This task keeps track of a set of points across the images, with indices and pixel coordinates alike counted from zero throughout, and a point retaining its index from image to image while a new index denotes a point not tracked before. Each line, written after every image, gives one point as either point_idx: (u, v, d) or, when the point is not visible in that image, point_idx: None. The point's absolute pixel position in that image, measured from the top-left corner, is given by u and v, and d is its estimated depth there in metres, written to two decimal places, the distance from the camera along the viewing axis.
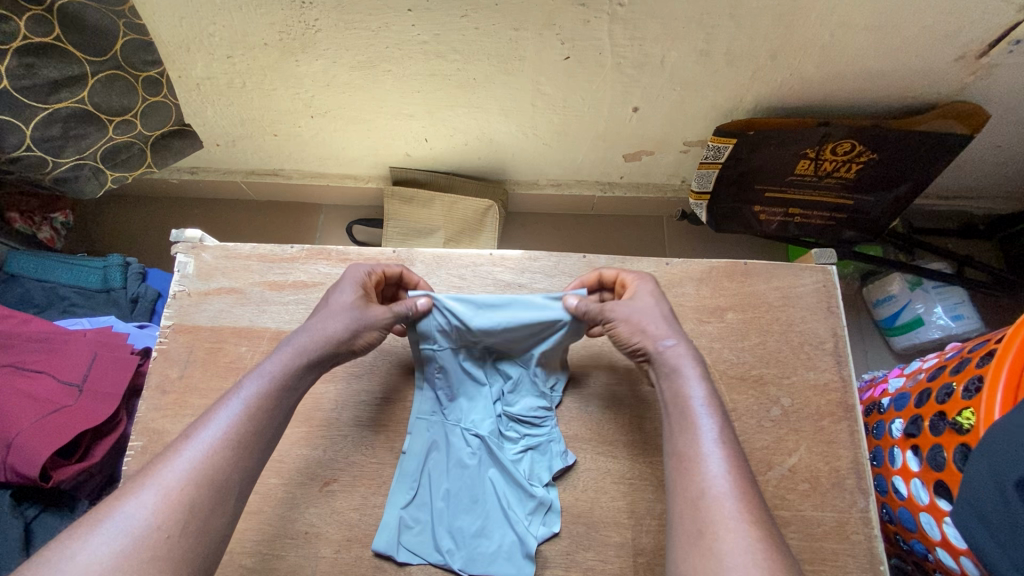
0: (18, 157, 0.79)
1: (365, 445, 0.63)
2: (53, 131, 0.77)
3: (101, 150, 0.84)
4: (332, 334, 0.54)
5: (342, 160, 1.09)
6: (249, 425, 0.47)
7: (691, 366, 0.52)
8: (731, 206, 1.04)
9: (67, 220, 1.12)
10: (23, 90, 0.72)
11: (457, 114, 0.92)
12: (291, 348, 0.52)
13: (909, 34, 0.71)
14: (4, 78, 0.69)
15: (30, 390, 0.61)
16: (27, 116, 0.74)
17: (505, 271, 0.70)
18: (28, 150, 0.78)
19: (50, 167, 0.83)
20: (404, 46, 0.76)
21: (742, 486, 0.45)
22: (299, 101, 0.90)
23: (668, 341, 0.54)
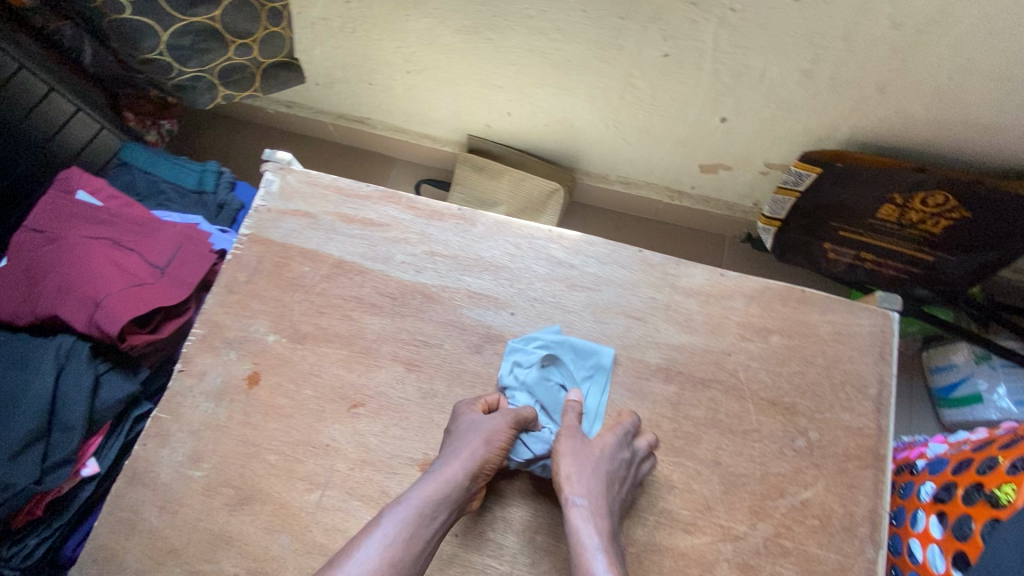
0: (149, 60, 0.85)
1: (396, 379, 0.67)
2: (184, 41, 0.83)
3: (219, 69, 0.89)
4: (473, 453, 0.55)
5: (425, 119, 1.13)
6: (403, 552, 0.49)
7: (593, 536, 0.52)
8: (800, 238, 1.01)
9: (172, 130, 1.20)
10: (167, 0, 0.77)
11: (543, 93, 0.94)
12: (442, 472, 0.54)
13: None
14: None
15: (123, 262, 0.67)
16: (166, 24, 0.80)
17: (559, 250, 0.71)
18: (160, 55, 0.84)
19: (175, 74, 0.87)
20: (510, 18, 0.79)
21: None
22: (400, 55, 0.95)
23: (577, 500, 0.55)
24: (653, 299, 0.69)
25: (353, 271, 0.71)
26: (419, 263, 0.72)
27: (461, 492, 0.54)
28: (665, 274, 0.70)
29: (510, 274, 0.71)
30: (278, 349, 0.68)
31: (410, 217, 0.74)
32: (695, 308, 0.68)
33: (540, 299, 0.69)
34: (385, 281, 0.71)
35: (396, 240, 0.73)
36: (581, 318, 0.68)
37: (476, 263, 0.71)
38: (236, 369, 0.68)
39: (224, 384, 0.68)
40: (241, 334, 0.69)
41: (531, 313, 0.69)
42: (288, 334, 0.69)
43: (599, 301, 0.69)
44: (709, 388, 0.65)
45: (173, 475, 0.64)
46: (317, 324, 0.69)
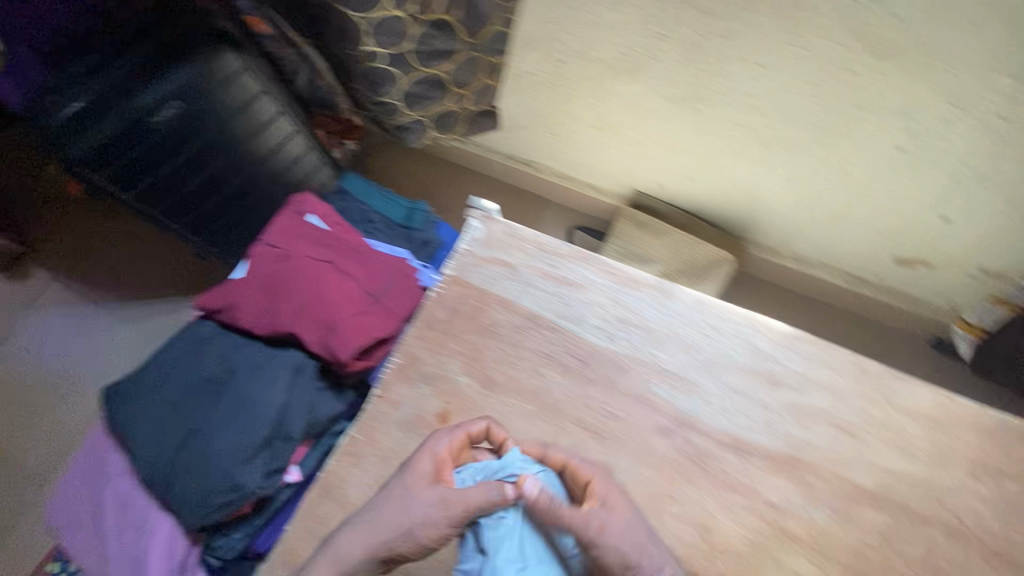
0: (381, 105, 0.89)
1: (580, 446, 0.67)
2: (417, 89, 0.86)
3: (434, 115, 0.93)
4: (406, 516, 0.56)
5: (595, 171, 1.15)
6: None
7: None
8: (1005, 352, 0.92)
9: (352, 148, 1.38)
10: (416, 54, 0.81)
11: (737, 163, 0.93)
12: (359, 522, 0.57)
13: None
14: (407, 40, 0.78)
15: (348, 291, 0.74)
16: (407, 74, 0.83)
17: (763, 341, 0.69)
18: (392, 100, 0.87)
19: (397, 117, 0.91)
20: (729, 95, 0.81)
21: None
22: (594, 112, 0.99)
23: None
24: (868, 413, 0.64)
25: (547, 326, 0.73)
26: (612, 329, 0.71)
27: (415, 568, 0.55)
28: (882, 388, 0.65)
29: (707, 357, 0.69)
30: (468, 392, 0.71)
31: (606, 282, 0.74)
32: (917, 431, 0.63)
33: (738, 390, 0.67)
34: (577, 342, 0.71)
35: (591, 304, 0.73)
36: (784, 419, 0.65)
37: (672, 339, 0.70)
38: (427, 405, 0.71)
39: (416, 417, 0.71)
40: (436, 370, 0.73)
41: (728, 403, 0.66)
42: (480, 379, 0.71)
43: (805, 403, 0.65)
44: (928, 525, 0.60)
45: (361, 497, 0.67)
46: (508, 373, 0.71)
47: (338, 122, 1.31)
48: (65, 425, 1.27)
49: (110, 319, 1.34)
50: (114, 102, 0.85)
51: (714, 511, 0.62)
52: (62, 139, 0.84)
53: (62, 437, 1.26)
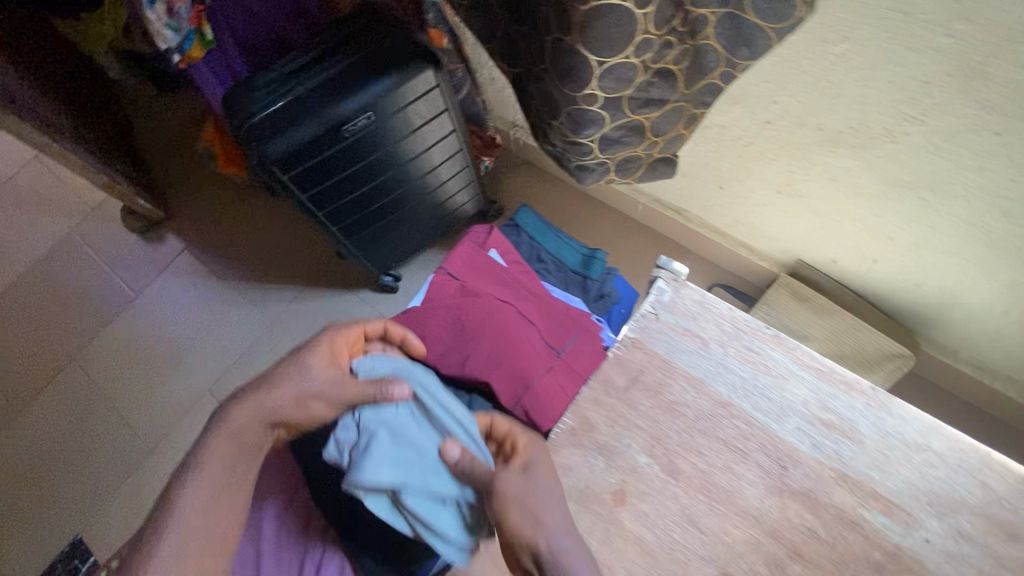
0: (575, 144, 0.85)
1: (774, 562, 0.60)
2: (617, 134, 0.82)
3: (621, 158, 0.88)
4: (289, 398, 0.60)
5: (755, 232, 1.08)
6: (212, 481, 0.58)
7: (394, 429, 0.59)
8: None
9: (488, 165, 1.37)
10: (631, 100, 0.77)
11: (943, 258, 0.85)
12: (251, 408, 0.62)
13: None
14: (631, 86, 0.74)
15: (536, 346, 0.72)
16: (614, 119, 0.79)
17: (1005, 487, 0.59)
18: (588, 142, 0.83)
19: (586, 158, 0.87)
20: (972, 190, 0.74)
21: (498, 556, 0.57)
22: (783, 177, 0.92)
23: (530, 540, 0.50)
24: None
25: (742, 419, 0.65)
26: (816, 438, 0.63)
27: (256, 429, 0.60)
28: None
29: (933, 493, 0.60)
30: (648, 475, 0.64)
31: (811, 382, 0.65)
32: None
33: (970, 539, 0.58)
34: (776, 445, 0.64)
35: (795, 404, 0.65)
36: None
37: (891, 464, 0.61)
38: (599, 480, 0.64)
39: (583, 493, 0.63)
40: (610, 444, 0.65)
41: (955, 552, 0.58)
42: (663, 463, 0.64)
43: None
44: None
45: None
46: (695, 463, 0.64)
47: (483, 137, 1.30)
48: (182, 395, 1.31)
49: (235, 298, 1.37)
50: (320, 106, 0.85)
51: None
52: (264, 137, 0.84)
53: (177, 406, 1.30)
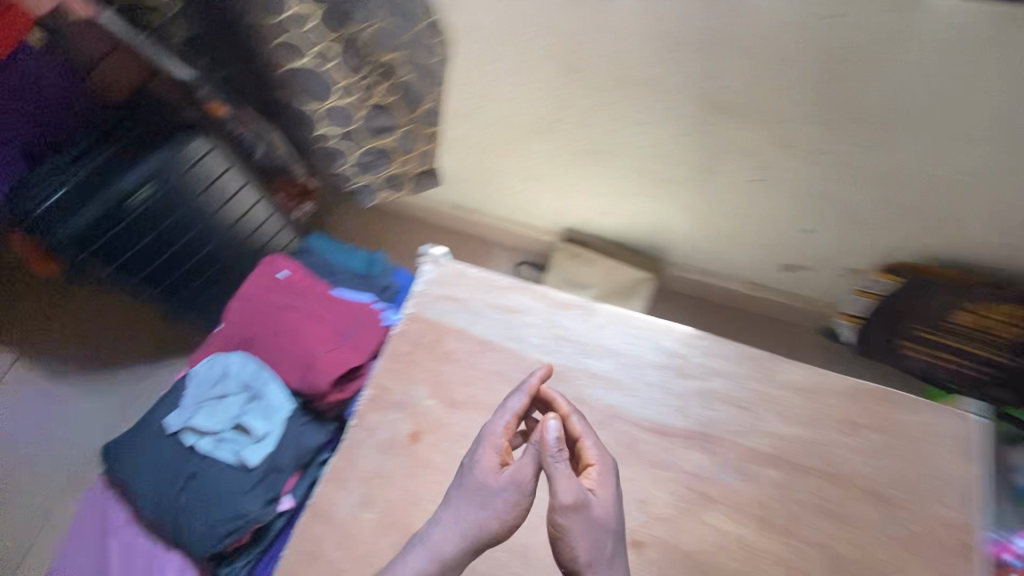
0: (339, 173, 1.04)
1: (532, 447, 0.79)
2: (367, 158, 1.02)
3: (386, 177, 1.07)
4: (473, 517, 0.60)
5: (530, 213, 1.30)
6: None
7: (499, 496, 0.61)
8: (880, 337, 1.08)
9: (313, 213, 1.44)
10: (364, 131, 0.97)
11: (642, 200, 1.09)
12: (439, 541, 0.60)
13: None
14: (355, 121, 0.95)
15: (321, 332, 0.88)
16: (358, 146, 0.99)
17: (670, 341, 0.84)
18: (348, 168, 1.03)
19: (354, 182, 1.07)
20: (623, 146, 0.97)
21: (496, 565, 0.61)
22: (519, 166, 1.14)
23: None
24: (755, 390, 0.79)
25: (497, 347, 0.86)
26: (551, 346, 0.86)
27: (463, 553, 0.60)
28: (765, 369, 0.80)
29: (626, 360, 0.83)
30: (434, 412, 0.83)
31: (541, 307, 0.88)
32: (796, 402, 0.78)
33: (654, 383, 0.81)
34: (522, 359, 0.85)
35: (531, 325, 0.87)
36: (692, 403, 0.79)
37: (598, 347, 0.85)
38: (400, 427, 0.82)
39: (392, 439, 0.82)
40: (405, 396, 0.84)
41: (648, 394, 0.81)
42: (443, 399, 0.83)
43: (711, 389, 0.80)
44: (812, 476, 0.73)
45: (350, 515, 0.77)
46: (466, 392, 0.83)
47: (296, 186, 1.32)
48: (37, 503, 1.28)
49: (78, 395, 1.37)
50: (96, 189, 0.96)
51: (649, 486, 0.75)
52: (49, 223, 0.94)
53: (33, 511, 1.28)
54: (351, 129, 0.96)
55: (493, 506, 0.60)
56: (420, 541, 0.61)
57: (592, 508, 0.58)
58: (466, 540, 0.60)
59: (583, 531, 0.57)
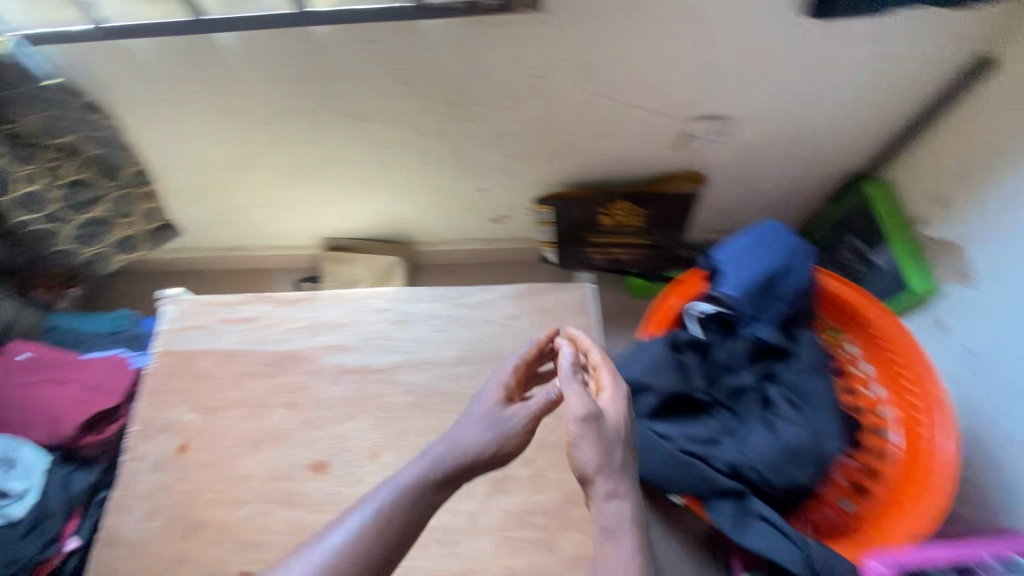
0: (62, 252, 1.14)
1: (283, 417, 0.96)
2: (85, 230, 1.13)
3: (114, 243, 1.20)
4: (454, 437, 0.69)
5: (286, 236, 1.46)
6: (379, 530, 0.60)
7: (467, 435, 0.69)
8: (573, 250, 1.43)
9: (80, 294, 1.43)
10: (73, 208, 1.09)
11: (360, 199, 1.30)
12: (426, 457, 0.67)
13: (644, 125, 1.10)
14: (56, 201, 1.06)
15: (68, 392, 1.04)
16: (71, 222, 1.10)
17: (380, 301, 1.04)
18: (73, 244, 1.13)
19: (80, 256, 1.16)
20: (315, 161, 1.17)
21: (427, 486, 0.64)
22: (250, 198, 1.30)
23: (607, 484, 0.63)
24: (446, 316, 1.03)
25: (241, 354, 1.02)
26: (285, 336, 1.02)
27: (427, 474, 0.65)
28: (452, 299, 1.05)
29: (349, 327, 1.02)
30: (196, 423, 0.97)
31: (269, 309, 1.05)
32: (472, 316, 1.03)
33: (373, 337, 1.01)
34: (263, 355, 1.01)
35: (265, 325, 1.04)
36: (404, 342, 1.00)
37: (324, 325, 1.03)
38: (170, 444, 0.96)
39: (162, 457, 0.95)
40: (169, 420, 0.98)
41: (369, 347, 1.00)
42: (202, 409, 0.98)
43: (416, 326, 1.02)
44: (489, 364, 0.99)
45: (136, 532, 0.89)
46: (221, 397, 0.99)
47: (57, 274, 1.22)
48: None
49: None
50: None
51: (375, 414, 0.95)
52: None
53: None
54: (54, 210, 1.06)
55: (478, 424, 0.71)
56: (366, 498, 0.63)
57: (604, 420, 0.66)
58: (434, 467, 0.65)
59: (613, 423, 0.67)
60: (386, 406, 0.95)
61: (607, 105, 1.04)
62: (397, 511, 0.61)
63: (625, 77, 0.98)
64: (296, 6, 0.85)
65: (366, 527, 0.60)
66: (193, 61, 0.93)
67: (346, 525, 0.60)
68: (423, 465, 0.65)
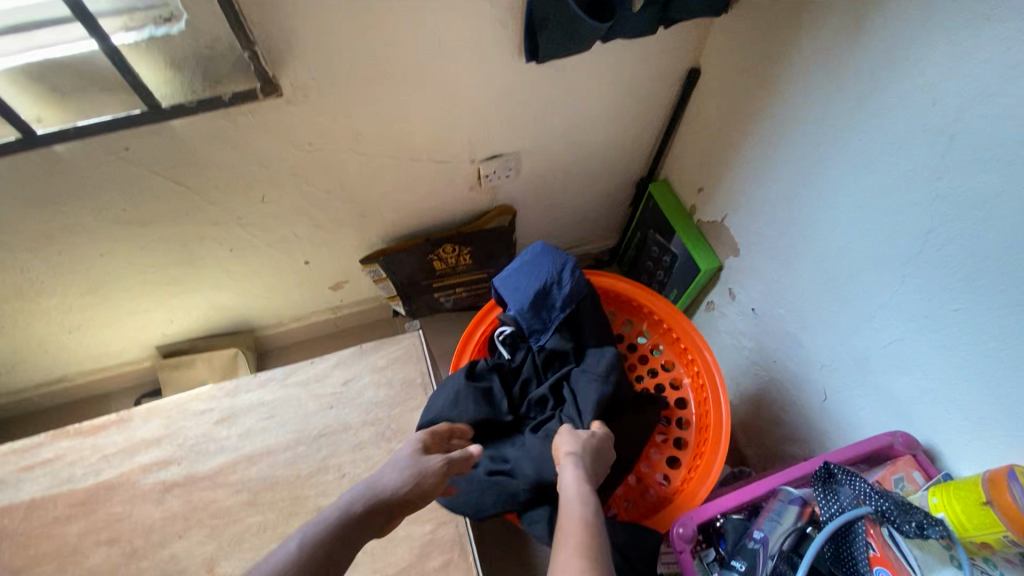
0: None
1: (102, 557, 0.87)
2: None
3: None
4: (378, 478, 0.75)
5: (112, 355, 1.36)
6: (308, 555, 0.62)
7: (388, 472, 0.76)
8: (418, 299, 1.46)
9: None
10: None
11: (180, 299, 1.26)
12: (353, 492, 0.72)
13: (437, 173, 1.17)
14: None
15: None
16: None
17: (201, 402, 1.03)
18: None
19: None
20: (112, 273, 1.12)
21: (351, 513, 0.69)
22: (52, 326, 1.21)
23: (570, 470, 0.75)
24: (275, 398, 1.03)
25: (47, 500, 0.92)
26: (97, 468, 0.95)
27: (357, 503, 0.70)
28: (281, 378, 1.05)
29: (168, 439, 0.98)
30: None
31: (74, 442, 0.98)
32: (301, 391, 1.03)
33: (195, 442, 0.98)
34: (74, 493, 0.93)
35: (71, 462, 0.96)
36: (230, 438, 0.98)
37: (143, 441, 0.98)
38: None
39: None
40: None
41: (190, 455, 0.96)
42: None
43: (244, 417, 1.00)
44: (325, 437, 0.97)
45: None
46: (24, 556, 0.88)
47: None
48: None
49: None
50: None
51: (208, 523, 0.89)
52: None
53: None
54: None
55: (400, 462, 0.77)
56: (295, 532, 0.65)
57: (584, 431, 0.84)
58: (361, 497, 0.71)
59: (586, 433, 0.83)
60: (219, 512, 0.90)
61: (393, 163, 1.10)
62: (320, 535, 0.64)
63: (398, 136, 1.04)
64: (23, 134, 0.77)
65: (306, 549, 0.62)
66: None
67: (275, 552, 0.62)
68: (357, 496, 0.71)
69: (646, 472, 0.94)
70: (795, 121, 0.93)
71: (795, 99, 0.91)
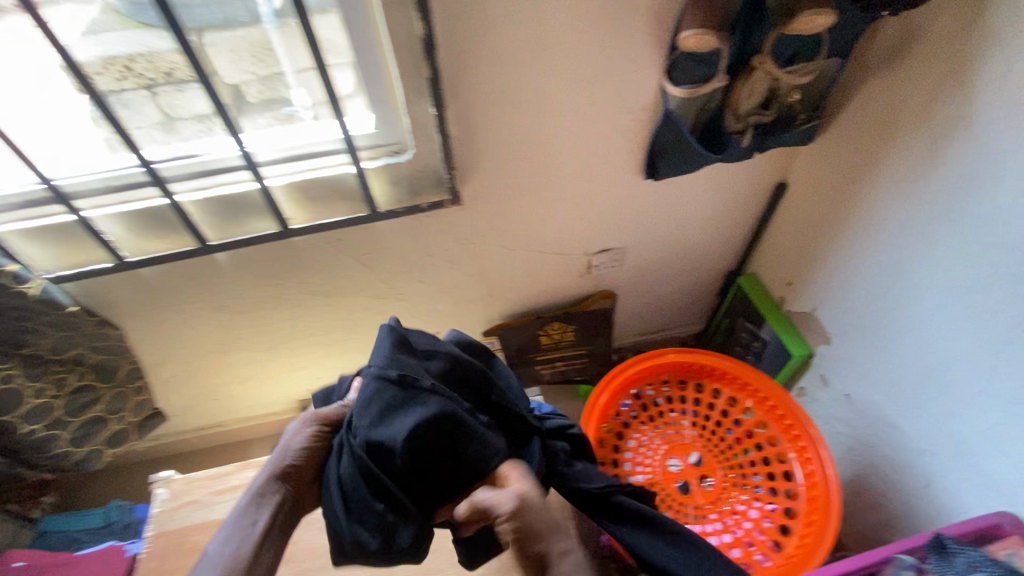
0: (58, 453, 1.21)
1: None
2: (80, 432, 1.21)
3: (104, 439, 1.28)
4: (267, 468, 0.86)
5: (264, 404, 1.60)
6: (243, 526, 0.80)
7: (283, 451, 0.86)
8: (524, 370, 1.64)
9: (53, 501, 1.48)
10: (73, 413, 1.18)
11: (331, 359, 1.49)
12: (263, 474, 0.85)
13: (557, 263, 1.39)
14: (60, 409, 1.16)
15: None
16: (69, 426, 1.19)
17: None
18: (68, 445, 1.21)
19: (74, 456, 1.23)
20: (290, 334, 1.38)
21: (265, 489, 0.83)
22: (230, 375, 1.46)
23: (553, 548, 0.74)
24: None
25: None
26: None
27: (270, 480, 0.84)
28: None
29: None
30: None
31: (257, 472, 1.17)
32: None
33: None
34: None
35: None
36: None
37: None
38: None
39: None
40: None
41: None
42: None
43: None
44: None
45: None
46: None
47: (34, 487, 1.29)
48: None
49: None
50: None
51: None
52: None
53: None
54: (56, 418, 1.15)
55: (286, 449, 0.86)
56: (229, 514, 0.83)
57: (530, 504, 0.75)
58: (268, 483, 0.83)
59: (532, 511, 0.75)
60: None
61: (524, 254, 1.33)
62: (231, 529, 0.80)
63: (533, 233, 1.28)
64: (281, 227, 1.06)
65: (222, 541, 0.78)
66: (198, 277, 1.16)
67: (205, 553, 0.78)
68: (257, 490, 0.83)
69: (758, 538, 0.99)
70: (879, 230, 1.09)
71: (881, 209, 1.07)
